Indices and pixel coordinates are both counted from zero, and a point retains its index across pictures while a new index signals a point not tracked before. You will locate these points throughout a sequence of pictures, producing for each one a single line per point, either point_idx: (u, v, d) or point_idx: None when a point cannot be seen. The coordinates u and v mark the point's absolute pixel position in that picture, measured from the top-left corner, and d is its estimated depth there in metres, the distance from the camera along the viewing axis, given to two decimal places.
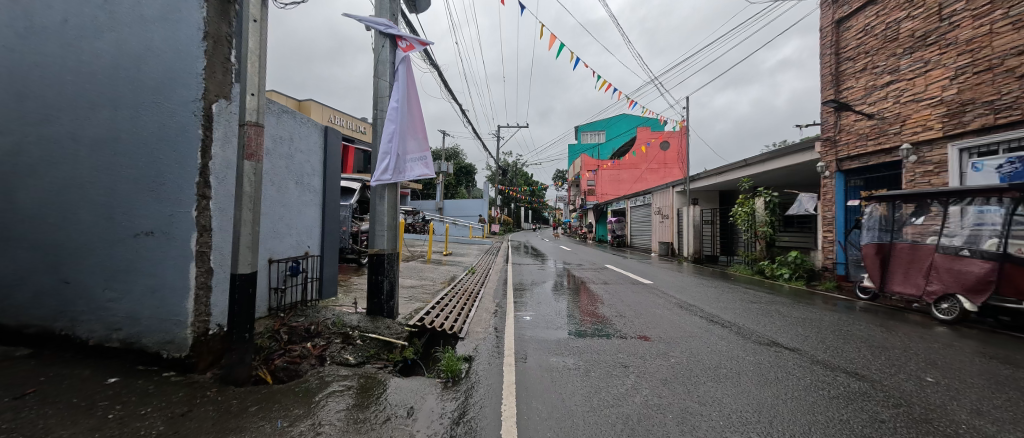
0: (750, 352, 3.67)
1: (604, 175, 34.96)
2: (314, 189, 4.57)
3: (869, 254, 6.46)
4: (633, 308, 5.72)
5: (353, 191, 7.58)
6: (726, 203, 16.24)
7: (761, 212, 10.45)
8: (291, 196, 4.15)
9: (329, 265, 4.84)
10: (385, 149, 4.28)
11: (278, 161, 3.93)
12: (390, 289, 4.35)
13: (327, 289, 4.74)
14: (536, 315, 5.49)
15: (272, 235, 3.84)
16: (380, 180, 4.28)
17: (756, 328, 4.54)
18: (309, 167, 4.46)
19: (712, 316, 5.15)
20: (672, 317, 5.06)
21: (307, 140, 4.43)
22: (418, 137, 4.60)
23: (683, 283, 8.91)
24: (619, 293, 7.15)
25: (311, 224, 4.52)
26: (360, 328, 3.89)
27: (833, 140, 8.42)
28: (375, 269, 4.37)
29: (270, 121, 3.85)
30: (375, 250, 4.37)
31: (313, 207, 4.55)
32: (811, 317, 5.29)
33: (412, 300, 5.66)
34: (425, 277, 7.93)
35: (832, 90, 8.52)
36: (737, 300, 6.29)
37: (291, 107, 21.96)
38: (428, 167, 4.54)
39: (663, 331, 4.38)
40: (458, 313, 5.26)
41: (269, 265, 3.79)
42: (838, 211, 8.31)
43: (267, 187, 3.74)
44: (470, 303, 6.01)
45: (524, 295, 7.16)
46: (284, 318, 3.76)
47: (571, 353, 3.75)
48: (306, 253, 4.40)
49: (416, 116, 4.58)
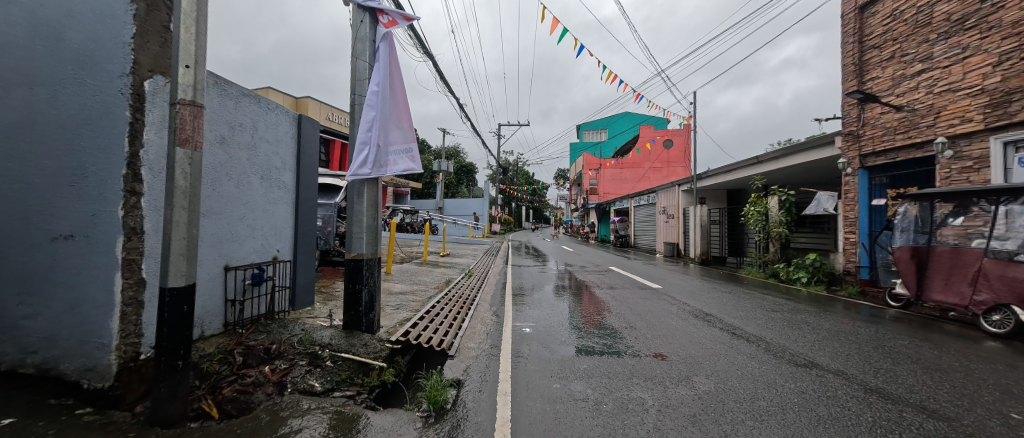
0: (791, 378, 3.10)
1: (606, 174, 34.34)
2: (284, 186, 4.03)
3: (902, 258, 5.87)
4: (645, 318, 5.15)
5: (340, 189, 7.04)
6: (734, 202, 15.68)
7: (775, 212, 9.88)
8: (255, 194, 3.60)
9: (304, 271, 4.30)
10: (363, 139, 3.74)
11: (238, 153, 3.39)
12: (370, 300, 3.80)
13: (300, 299, 4.20)
14: (537, 326, 4.93)
15: (229, 238, 3.30)
16: (357, 174, 3.72)
17: (787, 345, 3.99)
18: (277, 160, 3.91)
19: (735, 329, 4.58)
20: (689, 330, 4.51)
21: (276, 130, 3.89)
22: (403, 126, 4.07)
23: (694, 288, 8.36)
24: (627, 299, 6.60)
25: (281, 226, 3.98)
26: (331, 346, 3.33)
27: (856, 134, 7.84)
28: (353, 277, 3.82)
29: (227, 105, 3.30)
30: (353, 256, 3.81)
31: (283, 205, 4.00)
32: (844, 330, 4.72)
33: (400, 308, 5.11)
34: (417, 280, 7.39)
35: (855, 81, 7.94)
36: (757, 309, 5.74)
37: (288, 105, 21.49)
38: (414, 161, 3.98)
39: (682, 349, 3.81)
40: (450, 325, 4.71)
41: (225, 274, 3.26)
42: (861, 211, 7.75)
43: (222, 183, 3.20)
44: (464, 313, 5.44)
45: (523, 302, 6.60)
46: (242, 336, 3.22)
47: (578, 377, 3.19)
48: (275, 259, 3.86)
49: (401, 104, 4.05)
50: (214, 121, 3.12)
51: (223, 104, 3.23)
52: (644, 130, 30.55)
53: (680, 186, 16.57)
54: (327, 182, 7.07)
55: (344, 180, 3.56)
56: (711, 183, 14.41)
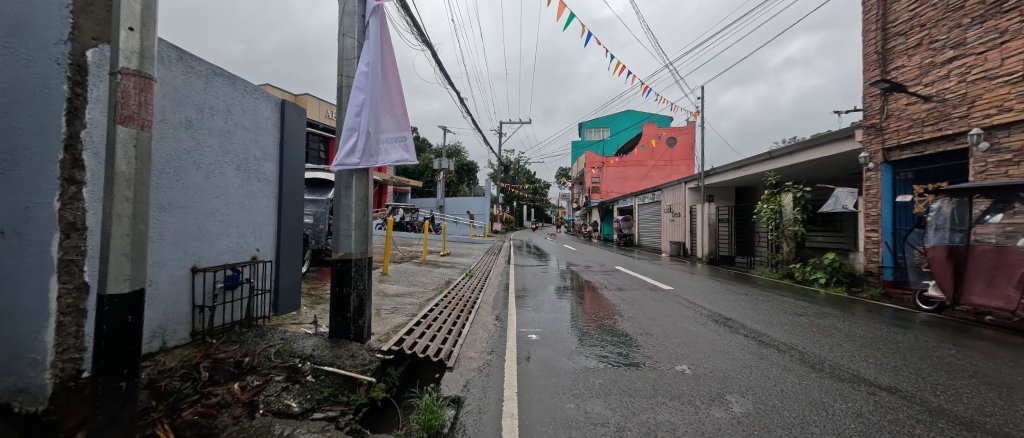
0: (840, 397, 2.69)
1: (609, 172, 33.89)
2: (265, 178, 3.63)
3: (937, 258, 5.44)
4: (662, 324, 4.74)
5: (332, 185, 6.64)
6: (743, 200, 15.24)
7: (789, 209, 9.44)
8: (230, 186, 3.21)
9: (288, 272, 3.90)
10: (350, 125, 3.36)
11: (207, 139, 2.99)
12: (359, 305, 3.39)
13: (284, 303, 3.82)
14: (543, 332, 4.52)
15: (197, 235, 2.91)
16: (343, 163, 3.32)
17: (824, 355, 3.59)
18: (256, 149, 3.52)
19: (762, 336, 4.17)
20: (712, 337, 4.11)
21: (254, 116, 3.50)
22: (396, 113, 3.65)
23: (706, 289, 7.95)
24: (639, 301, 6.19)
25: (261, 222, 3.59)
26: (314, 358, 2.93)
27: (879, 127, 7.42)
28: (340, 279, 3.42)
29: (196, 85, 2.90)
30: (341, 256, 3.40)
31: (263, 200, 3.61)
32: (880, 337, 4.31)
33: (395, 313, 4.71)
34: (415, 281, 6.99)
35: (878, 70, 7.52)
36: (780, 313, 5.32)
37: (287, 100, 21.08)
38: (408, 151, 3.56)
39: (709, 361, 3.40)
40: (449, 331, 4.31)
41: (192, 276, 2.86)
42: (884, 208, 7.33)
43: (187, 173, 2.81)
44: (465, 317, 5.03)
45: (528, 304, 6.20)
46: (211, 346, 2.82)
47: (595, 394, 2.77)
48: (254, 259, 3.47)
49: (394, 88, 3.64)
50: (174, 102, 2.71)
51: (189, 82, 2.83)
52: (649, 127, 30.13)
53: (686, 183, 16.16)
54: (319, 177, 6.68)
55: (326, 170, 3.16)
56: (720, 180, 13.99)
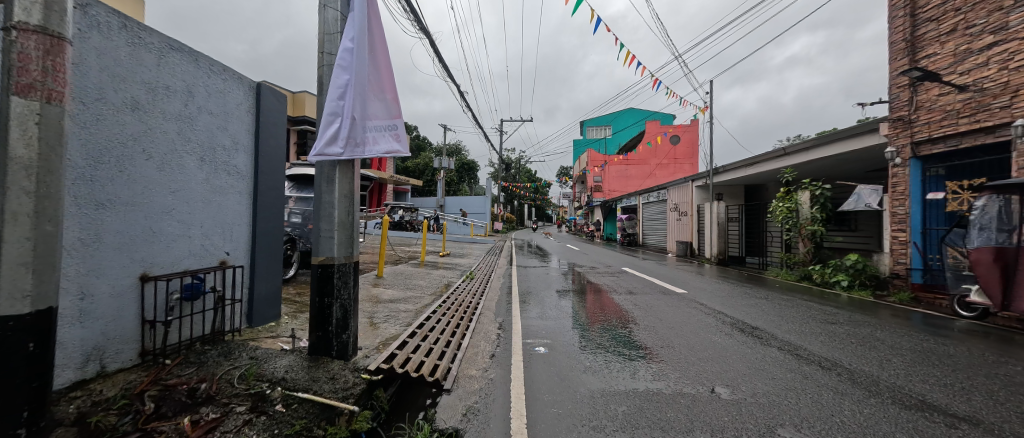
0: (915, 432, 2.23)
1: (612, 171, 33.41)
2: (237, 171, 3.19)
3: (982, 260, 4.94)
4: (681, 333, 4.32)
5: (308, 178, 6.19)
6: (752, 198, 14.81)
7: (806, 207, 8.99)
8: (191, 180, 2.77)
9: (265, 280, 3.46)
10: (332, 109, 2.91)
11: (161, 125, 2.54)
12: (342, 318, 2.93)
13: (259, 314, 3.37)
14: (552, 344, 4.04)
15: (147, 237, 2.46)
16: (322, 153, 2.84)
17: (876, 374, 3.15)
18: (226, 138, 3.07)
19: (798, 350, 3.71)
20: (742, 350, 3.68)
21: (223, 100, 3.05)
22: (387, 97, 3.17)
23: (719, 291, 7.51)
24: (652, 306, 5.78)
25: (232, 222, 3.14)
26: (286, 382, 2.47)
27: (907, 120, 6.96)
28: (320, 287, 2.94)
29: (148, 60, 2.45)
30: (321, 261, 2.93)
31: (234, 196, 3.17)
32: (930, 349, 3.86)
33: (389, 322, 4.28)
34: (412, 285, 6.53)
35: (906, 59, 7.05)
36: (809, 320, 4.88)
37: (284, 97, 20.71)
38: (400, 141, 3.08)
39: (747, 382, 2.93)
40: (448, 343, 3.87)
41: (141, 286, 2.41)
42: (913, 207, 6.86)
43: (134, 162, 2.37)
44: (465, 326, 4.56)
45: (533, 310, 5.73)
46: (163, 369, 2.37)
47: (620, 428, 2.31)
48: (222, 265, 3.02)
49: (385, 69, 3.16)
50: (115, 78, 2.26)
51: (138, 55, 2.38)
52: (652, 125, 29.66)
53: (693, 182, 15.70)
54: (309, 173, 6.22)
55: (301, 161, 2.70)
56: (729, 178, 13.56)
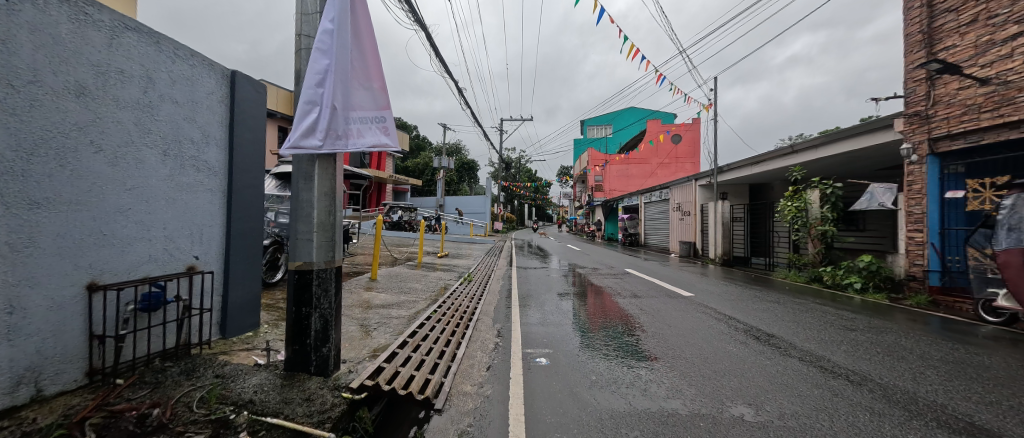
0: None
1: (613, 170, 33.10)
2: (208, 167, 2.90)
3: (1012, 262, 4.64)
4: (693, 342, 4.02)
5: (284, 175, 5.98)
6: (757, 197, 14.51)
7: (816, 207, 8.68)
8: (152, 176, 2.48)
9: (242, 287, 3.18)
10: (310, 98, 2.62)
11: (114, 114, 2.25)
12: (322, 329, 2.63)
13: (233, 324, 3.08)
14: (555, 354, 3.73)
15: (96, 240, 2.16)
16: (297, 145, 2.53)
17: (912, 390, 2.86)
18: (194, 130, 2.78)
19: (822, 361, 3.42)
20: (760, 362, 3.39)
21: (192, 89, 2.76)
22: (374, 85, 2.86)
23: (727, 293, 7.22)
24: (659, 311, 5.48)
25: (202, 223, 2.85)
26: (253, 406, 2.17)
27: (924, 115, 6.67)
28: (298, 297, 2.62)
29: (97, 40, 2.16)
30: (298, 266, 2.61)
31: (205, 194, 2.87)
32: (962, 359, 3.57)
33: (379, 330, 3.99)
34: (407, 288, 6.24)
35: (922, 52, 6.76)
36: (827, 326, 4.59)
37: None
38: (388, 133, 2.77)
39: (771, 400, 2.64)
40: (442, 354, 3.58)
41: (88, 296, 2.12)
42: (930, 206, 6.57)
43: (79, 155, 2.08)
44: (462, 334, 4.27)
45: (534, 315, 5.43)
46: (112, 392, 2.08)
47: None
48: (189, 270, 2.72)
49: (371, 55, 2.86)
50: (55, 59, 1.97)
51: (84, 32, 2.09)
52: (653, 124, 29.35)
53: (696, 181, 15.41)
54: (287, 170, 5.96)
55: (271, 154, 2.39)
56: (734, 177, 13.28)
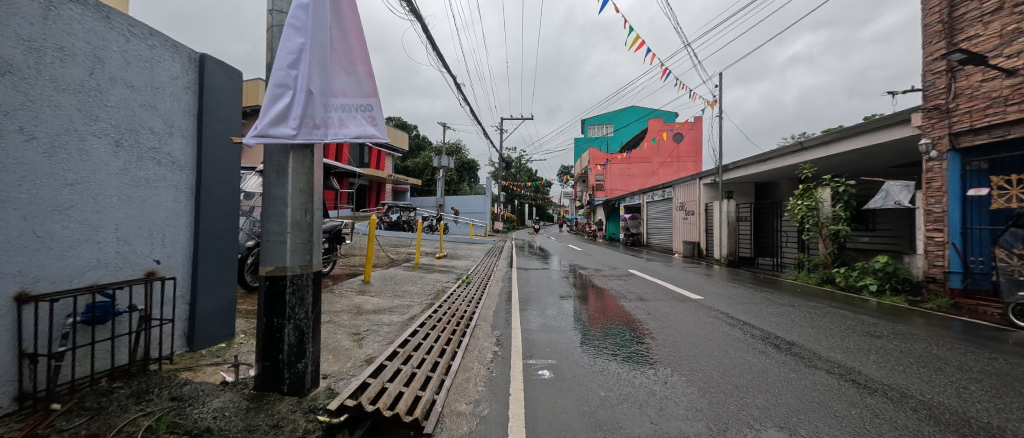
0: None
1: (614, 169, 32.78)
2: (172, 161, 2.60)
3: None
4: (707, 350, 3.71)
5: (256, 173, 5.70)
6: (762, 196, 14.21)
7: (827, 206, 8.36)
8: (100, 170, 2.17)
9: (214, 294, 2.87)
10: (281, 80, 2.30)
11: (50, 97, 1.95)
12: (297, 343, 2.32)
13: (201, 336, 2.77)
14: (560, 365, 3.40)
15: (27, 243, 1.84)
16: (266, 133, 2.19)
17: (962, 410, 2.54)
18: (154, 120, 2.48)
19: (853, 374, 3.11)
20: (784, 376, 3.07)
21: (152, 73, 2.46)
22: (357, 70, 2.56)
23: (736, 295, 6.93)
24: (668, 316, 5.18)
25: (166, 223, 2.55)
26: (210, 435, 1.84)
27: (944, 109, 6.37)
28: (269, 306, 2.29)
29: (29, 9, 1.86)
30: (270, 272, 2.29)
31: (168, 191, 2.57)
32: (1005, 371, 3.25)
33: (369, 338, 3.69)
34: (402, 291, 5.95)
35: (943, 42, 6.44)
36: (850, 333, 4.28)
37: None
38: (373, 124, 2.49)
39: (805, 423, 2.33)
40: (435, 366, 3.27)
41: (19, 308, 1.80)
42: (951, 204, 6.26)
43: (5, 143, 1.77)
44: (458, 342, 3.97)
45: (535, 320, 5.12)
46: (43, 421, 1.76)
47: None
48: (149, 276, 2.42)
49: (355, 36, 2.58)
50: None
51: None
52: (654, 123, 29.04)
53: (700, 179, 15.11)
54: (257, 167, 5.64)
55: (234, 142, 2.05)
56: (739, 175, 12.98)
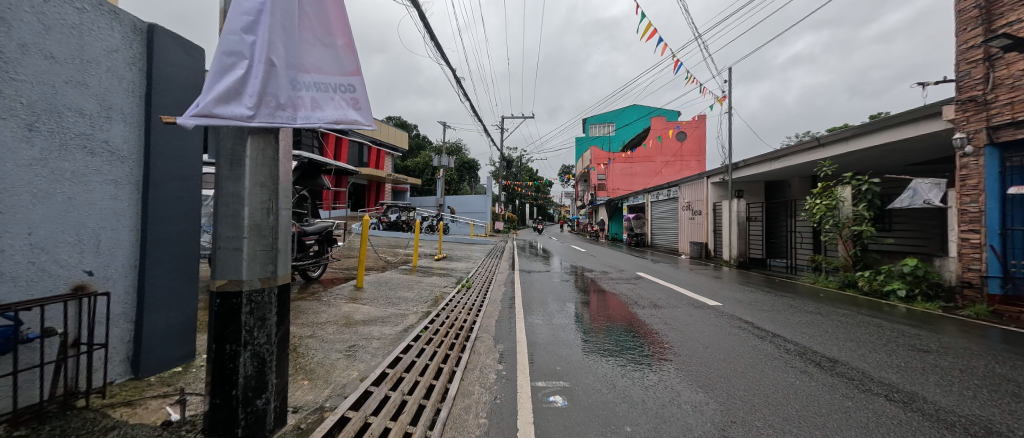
0: None
1: (616, 168, 32.32)
2: (111, 150, 2.15)
3: None
4: (740, 369, 3.26)
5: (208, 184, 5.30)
6: (772, 195, 13.76)
7: (848, 205, 7.88)
8: (5, 159, 1.72)
9: (168, 309, 2.42)
10: (234, 48, 1.85)
11: None
12: (256, 374, 1.88)
13: (150, 360, 2.33)
14: (574, 389, 2.93)
15: None
16: (210, 111, 1.72)
17: None
18: (85, 100, 2.03)
19: (920, 402, 2.65)
20: (838, 404, 2.61)
21: (81, 42, 2.01)
22: (334, 42, 2.15)
23: (755, 300, 6.49)
24: (686, 325, 4.73)
25: (100, 226, 2.10)
26: None
27: (981, 100, 5.91)
28: (219, 330, 1.83)
29: None
30: (221, 287, 1.84)
31: (105, 186, 2.12)
32: None
33: (357, 354, 3.24)
34: (397, 297, 5.51)
35: (980, 28, 5.98)
36: (896, 348, 3.82)
37: None
38: (355, 108, 2.09)
39: None
40: (430, 391, 2.82)
41: None
42: (989, 203, 5.80)
43: None
44: (457, 358, 3.52)
45: (542, 329, 4.68)
46: None
47: None
48: (78, 291, 1.97)
49: (333, 4, 2.18)
50: None
51: None
52: (657, 122, 28.61)
53: (708, 178, 14.65)
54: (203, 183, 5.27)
55: (164, 120, 1.57)
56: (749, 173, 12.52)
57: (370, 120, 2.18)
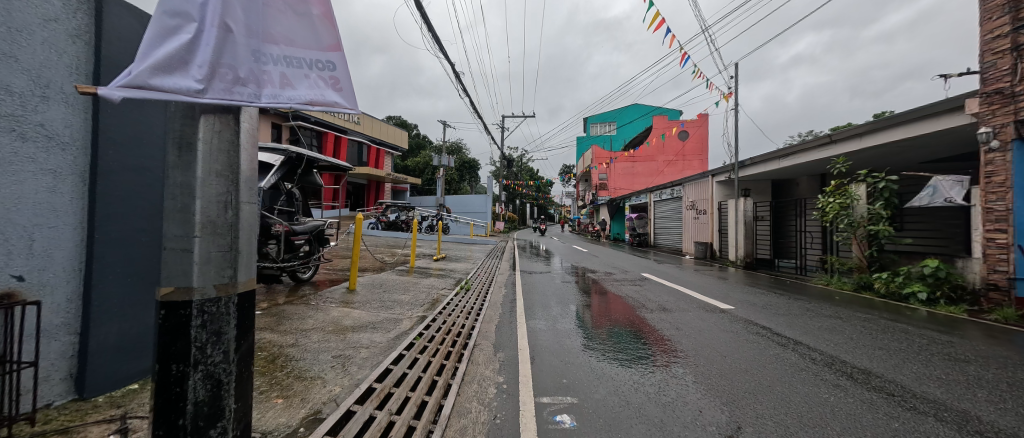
0: None
1: (618, 168, 31.99)
2: (48, 134, 1.85)
3: None
4: (765, 381, 2.94)
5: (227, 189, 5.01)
6: (780, 194, 13.44)
7: (863, 204, 7.56)
8: None
9: (122, 318, 2.13)
10: (180, 9, 1.56)
11: None
12: (209, 401, 1.57)
13: (98, 376, 2.03)
14: (583, 406, 2.62)
15: None
16: (148, 83, 1.43)
17: None
18: (11, 74, 1.72)
19: (978, 425, 2.32)
20: (881, 426, 2.30)
21: (8, 6, 1.71)
22: (309, 9, 1.87)
23: (767, 303, 6.18)
24: (697, 330, 4.44)
25: (32, 223, 1.79)
26: None
27: (1009, 93, 5.59)
28: (164, 347, 1.53)
29: None
30: (167, 296, 1.53)
31: (39, 176, 1.82)
32: None
33: (342, 365, 2.93)
34: (392, 301, 5.21)
35: (1007, 17, 5.67)
36: (933, 358, 3.49)
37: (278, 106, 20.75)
38: (332, 87, 1.84)
39: None
40: (422, 409, 2.49)
41: None
42: (1018, 201, 5.49)
43: None
44: (453, 369, 3.21)
45: (545, 335, 4.37)
46: None
47: None
48: (2, 299, 1.67)
49: None
50: None
51: None
52: (660, 121, 28.29)
53: (713, 176, 14.32)
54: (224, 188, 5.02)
55: (82, 91, 1.27)
56: (756, 171, 12.18)
57: (352, 103, 1.95)
